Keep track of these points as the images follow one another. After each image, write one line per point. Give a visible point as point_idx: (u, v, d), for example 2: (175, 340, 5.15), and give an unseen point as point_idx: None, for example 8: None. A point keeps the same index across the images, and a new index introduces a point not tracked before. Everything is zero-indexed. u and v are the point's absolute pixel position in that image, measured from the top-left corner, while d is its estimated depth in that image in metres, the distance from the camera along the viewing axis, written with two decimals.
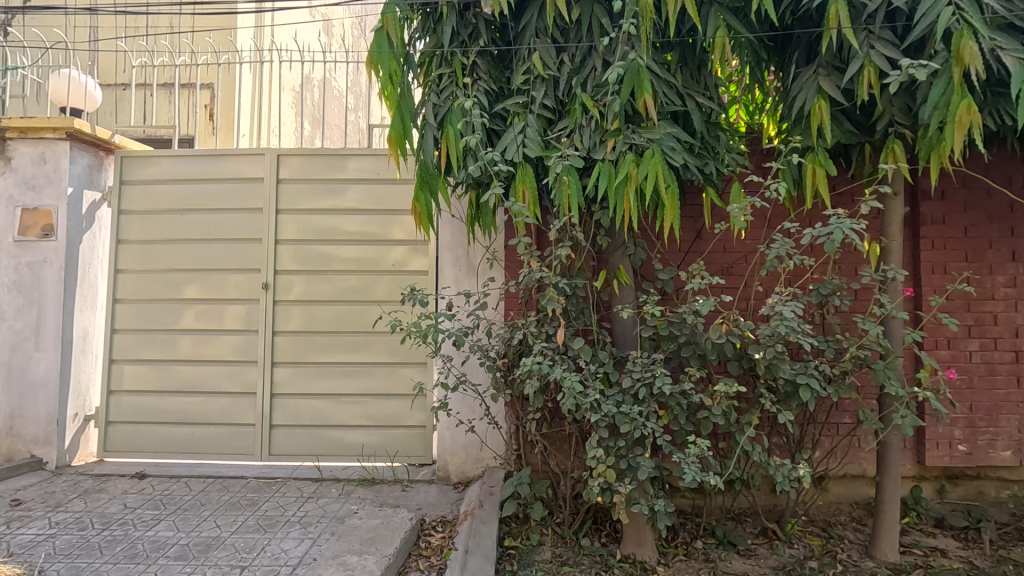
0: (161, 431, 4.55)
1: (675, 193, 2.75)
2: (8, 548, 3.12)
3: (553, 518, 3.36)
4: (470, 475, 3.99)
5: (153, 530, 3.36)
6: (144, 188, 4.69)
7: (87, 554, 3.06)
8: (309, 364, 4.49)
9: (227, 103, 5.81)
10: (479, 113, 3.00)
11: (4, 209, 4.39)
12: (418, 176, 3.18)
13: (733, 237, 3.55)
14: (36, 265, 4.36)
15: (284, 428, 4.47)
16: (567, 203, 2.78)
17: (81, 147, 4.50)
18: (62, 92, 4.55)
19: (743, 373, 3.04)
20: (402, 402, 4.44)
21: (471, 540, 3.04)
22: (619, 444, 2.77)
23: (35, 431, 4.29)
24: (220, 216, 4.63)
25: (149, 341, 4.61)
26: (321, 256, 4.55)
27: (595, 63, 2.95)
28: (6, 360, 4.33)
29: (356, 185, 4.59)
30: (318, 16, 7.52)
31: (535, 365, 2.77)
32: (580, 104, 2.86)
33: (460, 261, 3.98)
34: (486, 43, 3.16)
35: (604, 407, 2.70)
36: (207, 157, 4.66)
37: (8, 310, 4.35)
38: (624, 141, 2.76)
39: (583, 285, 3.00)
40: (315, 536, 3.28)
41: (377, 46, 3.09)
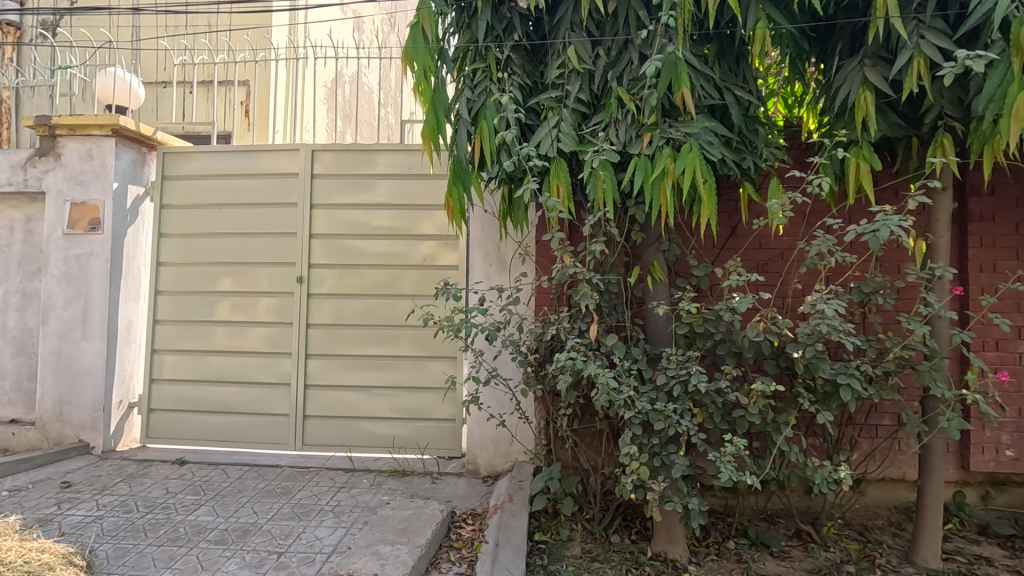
0: (199, 420, 4.69)
1: (713, 188, 2.70)
2: (59, 528, 3.26)
3: (583, 514, 3.36)
4: (499, 469, 4.03)
5: (194, 515, 3.48)
6: (184, 183, 4.82)
7: (133, 536, 3.18)
8: (341, 356, 4.57)
9: (262, 100, 5.95)
10: (514, 108, 2.99)
11: (54, 203, 4.57)
12: (452, 171, 3.20)
13: (770, 233, 3.48)
14: (84, 258, 4.53)
15: (317, 419, 4.56)
16: (602, 197, 2.75)
17: (126, 143, 4.66)
18: (107, 90, 4.69)
19: (780, 372, 2.99)
20: (432, 395, 4.48)
21: (502, 533, 3.06)
22: (652, 442, 2.75)
23: (82, 417, 4.47)
24: (256, 211, 4.73)
25: (189, 332, 4.75)
26: (353, 251, 4.62)
27: (631, 57, 2.91)
28: (56, 348, 4.52)
29: (386, 180, 4.63)
30: (349, 13, 7.60)
31: (569, 361, 2.73)
32: (615, 98, 2.84)
33: (491, 256, 4.00)
34: (521, 37, 3.14)
35: (638, 404, 2.67)
36: (243, 153, 4.77)
37: (58, 301, 4.54)
38: (661, 135, 2.73)
39: (616, 281, 2.98)
40: (348, 525, 3.35)
41: (413, 41, 3.11)
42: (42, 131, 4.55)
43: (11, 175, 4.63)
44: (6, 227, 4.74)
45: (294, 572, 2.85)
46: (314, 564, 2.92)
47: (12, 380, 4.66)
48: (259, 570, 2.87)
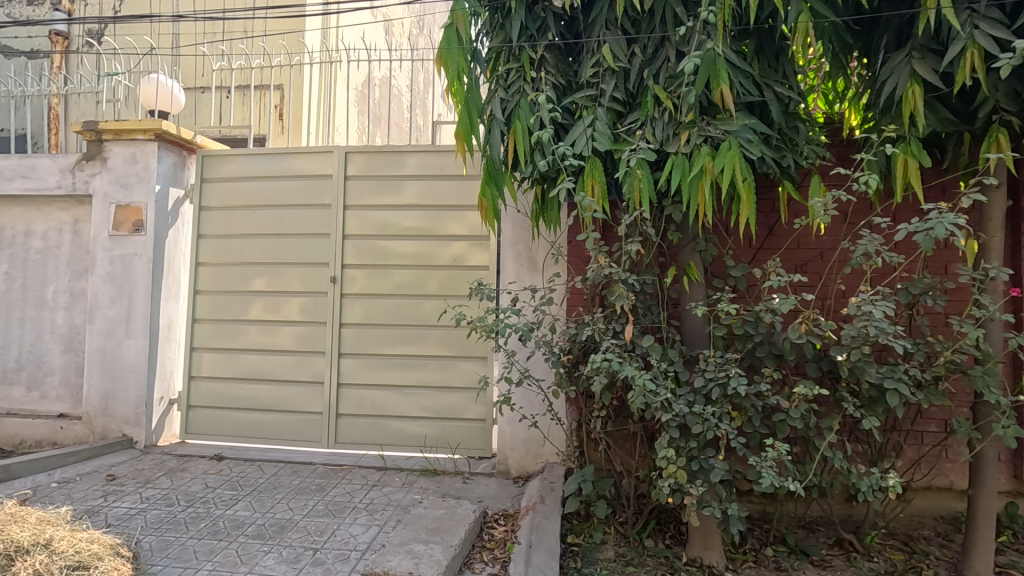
0: (235, 416, 4.79)
1: (752, 186, 2.64)
2: (106, 519, 3.37)
3: (616, 517, 3.32)
4: (530, 470, 4.02)
5: (232, 509, 3.56)
6: (221, 186, 4.94)
7: (175, 529, 3.27)
8: (373, 355, 4.62)
9: (296, 103, 6.07)
10: (549, 107, 2.97)
11: (100, 206, 4.74)
12: (485, 171, 3.21)
13: (811, 233, 3.39)
14: (127, 258, 4.68)
15: (349, 417, 4.62)
16: (638, 197, 2.72)
17: (168, 147, 4.80)
18: (150, 96, 4.83)
19: (822, 376, 2.90)
20: (462, 395, 4.49)
21: (535, 535, 3.04)
22: (690, 445, 2.69)
23: (126, 412, 4.62)
24: (291, 212, 4.81)
25: (225, 330, 4.86)
26: (384, 251, 4.66)
27: (667, 54, 2.87)
28: (101, 345, 4.68)
29: (415, 181, 4.67)
30: (380, 16, 7.68)
31: (604, 363, 2.69)
32: (652, 96, 2.81)
33: (522, 257, 4.00)
34: (555, 36, 3.13)
35: (675, 407, 2.62)
36: (277, 156, 4.86)
37: (103, 300, 4.70)
38: (699, 133, 2.68)
39: (651, 282, 2.94)
40: (381, 523, 3.38)
41: (447, 42, 3.12)
42: (90, 136, 4.72)
43: (60, 178, 4.81)
44: (56, 228, 4.93)
45: (330, 569, 2.89)
46: (349, 561, 2.96)
47: (60, 376, 4.84)
48: (295, 566, 2.92)
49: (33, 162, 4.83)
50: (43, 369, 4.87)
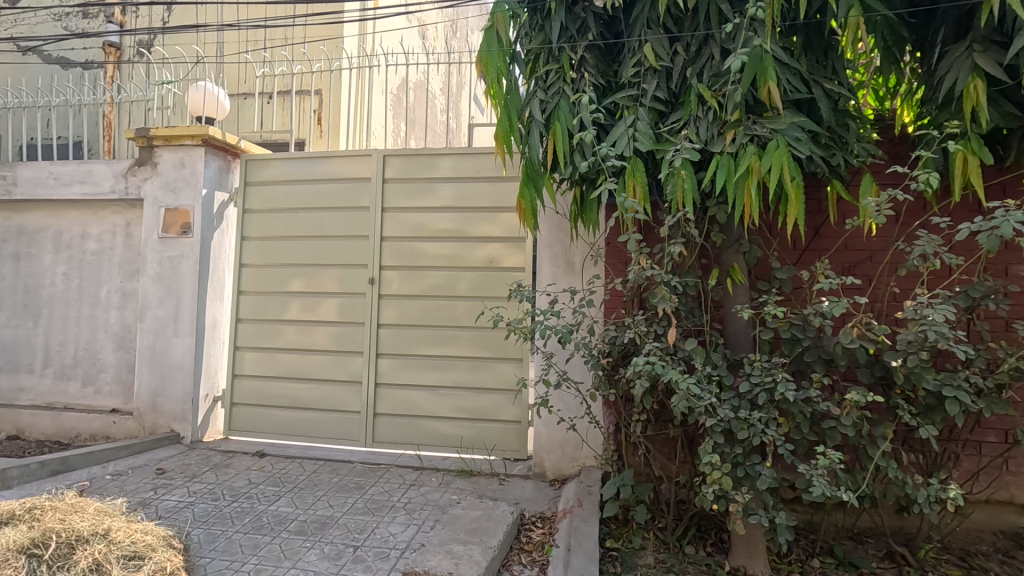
0: (276, 414, 4.91)
1: (801, 186, 2.57)
2: (157, 511, 3.50)
3: (655, 522, 3.27)
4: (567, 473, 4.01)
5: (275, 505, 3.64)
6: (263, 189, 5.07)
7: (222, 523, 3.37)
8: (410, 356, 4.66)
9: (335, 108, 6.18)
10: (590, 108, 2.95)
11: (150, 209, 4.93)
12: (524, 172, 3.21)
13: (862, 234, 3.27)
14: (176, 259, 4.85)
15: (387, 417, 4.67)
16: (682, 198, 2.68)
17: (214, 152, 4.96)
18: (197, 103, 5.00)
19: (874, 383, 2.80)
20: (497, 396, 4.49)
21: (573, 538, 3.01)
22: (735, 451, 2.62)
23: (173, 408, 4.78)
24: (330, 215, 4.91)
25: (266, 330, 4.98)
26: (420, 253, 4.71)
27: (711, 52, 2.82)
28: (151, 344, 4.86)
29: (448, 183, 4.70)
30: (415, 21, 7.78)
31: (646, 366, 2.65)
32: (695, 95, 2.76)
33: (559, 258, 3.99)
34: (596, 36, 3.10)
35: (720, 412, 2.56)
36: (317, 160, 4.96)
37: (153, 299, 4.88)
38: (745, 132, 2.61)
39: (694, 284, 2.89)
40: (420, 522, 3.42)
41: (487, 45, 3.17)
42: (142, 142, 4.93)
43: (114, 183, 5.02)
44: (110, 231, 5.15)
45: (371, 566, 2.93)
46: (389, 559, 2.99)
47: (113, 373, 5.05)
48: (337, 562, 2.96)
49: (89, 168, 5.05)
50: (97, 366, 5.09)
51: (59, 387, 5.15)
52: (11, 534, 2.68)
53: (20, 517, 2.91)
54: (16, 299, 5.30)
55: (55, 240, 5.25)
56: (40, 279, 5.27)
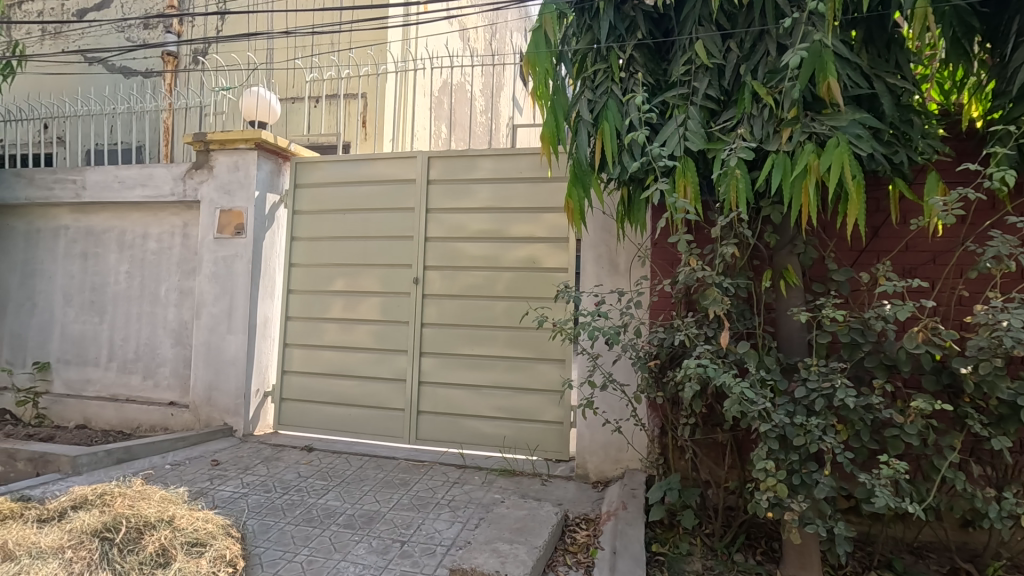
0: (322, 410, 5.04)
1: (862, 185, 2.48)
2: (214, 500, 3.64)
3: (702, 528, 3.21)
4: (609, 475, 3.99)
5: (324, 499, 3.74)
6: (312, 191, 5.21)
7: (274, 514, 3.48)
8: (451, 355, 4.71)
9: (378, 111, 6.30)
10: (639, 107, 2.92)
11: (207, 211, 5.13)
12: (572, 172, 3.21)
13: (926, 234, 3.13)
14: (230, 259, 5.04)
15: (429, 415, 4.74)
16: (735, 198, 2.62)
17: (266, 155, 5.12)
18: (250, 108, 5.18)
19: (941, 391, 2.67)
20: (539, 397, 4.48)
21: (619, 541, 2.98)
22: (791, 458, 2.54)
23: (227, 402, 4.97)
24: (375, 216, 5.01)
25: (313, 328, 5.13)
26: (462, 254, 4.75)
27: (767, 48, 2.74)
28: (206, 340, 5.06)
29: (487, 184, 4.73)
30: (456, 24, 7.85)
31: (697, 369, 2.60)
32: (750, 93, 2.70)
33: (602, 259, 3.98)
34: (645, 35, 3.06)
35: (775, 417, 2.49)
36: (362, 162, 5.07)
37: (208, 297, 5.08)
38: (803, 130, 2.53)
39: (746, 286, 2.82)
40: (464, 520, 3.45)
41: (535, 45, 3.17)
42: (199, 146, 5.15)
43: (173, 186, 5.25)
44: (168, 232, 5.39)
45: (418, 562, 2.97)
46: (435, 556, 3.04)
47: (171, 367, 5.28)
48: (385, 556, 3.02)
49: (150, 171, 5.30)
50: (156, 360, 5.33)
51: (122, 379, 5.43)
52: (86, 518, 2.86)
53: (92, 502, 3.10)
54: (84, 295, 5.61)
55: (119, 240, 5.53)
56: (105, 277, 5.56)
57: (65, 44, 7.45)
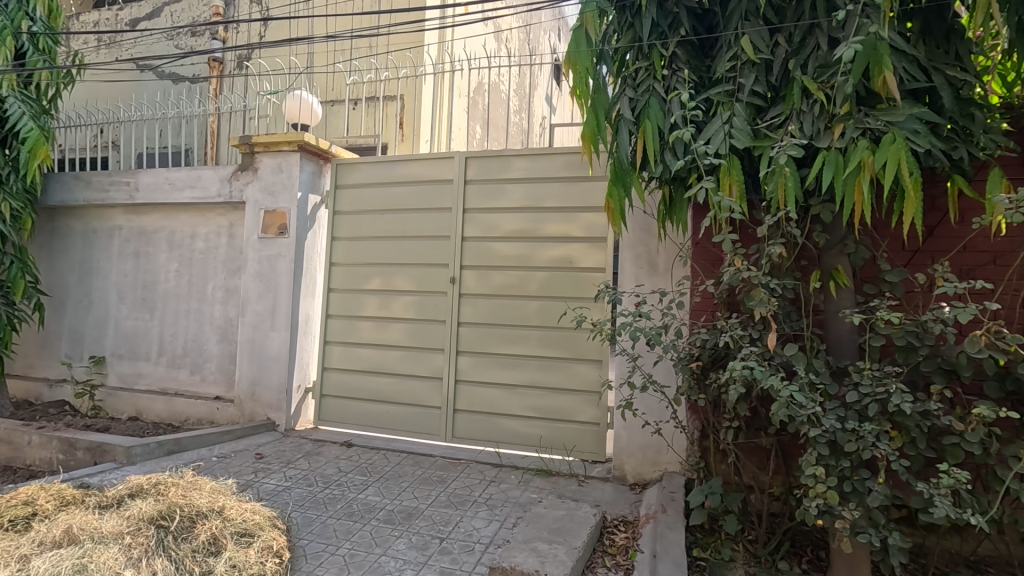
0: (361, 407, 5.13)
1: (919, 182, 2.39)
2: (259, 492, 3.75)
3: (745, 535, 3.13)
4: (647, 478, 3.95)
5: (364, 494, 3.81)
6: (353, 191, 5.32)
7: (316, 508, 3.56)
8: (487, 355, 4.73)
9: (414, 113, 6.36)
10: (682, 105, 2.87)
11: (252, 212, 5.29)
12: (613, 172, 3.18)
13: (988, 233, 2.99)
14: (274, 258, 5.18)
15: (466, 413, 4.77)
16: (784, 196, 2.56)
17: (308, 157, 5.25)
18: (293, 111, 5.31)
19: (1004, 398, 2.55)
20: (575, 397, 4.46)
21: (659, 544, 2.94)
22: (842, 464, 2.46)
23: (270, 397, 5.12)
24: (414, 216, 5.07)
25: (352, 327, 5.23)
26: (497, 254, 4.76)
27: (817, 42, 2.66)
28: (250, 336, 5.21)
29: (521, 184, 4.73)
30: (490, 26, 7.88)
31: (742, 370, 2.53)
32: (799, 89, 2.63)
33: (641, 259, 3.95)
34: (688, 31, 3.00)
35: (825, 422, 2.41)
36: (400, 163, 5.14)
37: (253, 295, 5.24)
38: (856, 126, 2.45)
39: (794, 287, 2.75)
40: (502, 519, 3.47)
41: (576, 45, 3.15)
42: (244, 149, 5.31)
43: (220, 188, 5.43)
44: (215, 232, 5.58)
45: (457, 559, 3.00)
46: (474, 553, 3.06)
47: (217, 363, 5.47)
48: (425, 552, 3.06)
49: (198, 174, 5.49)
50: (203, 356, 5.53)
51: (171, 374, 5.64)
52: (142, 506, 2.98)
53: (147, 492, 3.24)
54: (136, 293, 5.86)
55: (169, 239, 5.75)
56: (155, 276, 5.79)
57: (119, 52, 7.79)
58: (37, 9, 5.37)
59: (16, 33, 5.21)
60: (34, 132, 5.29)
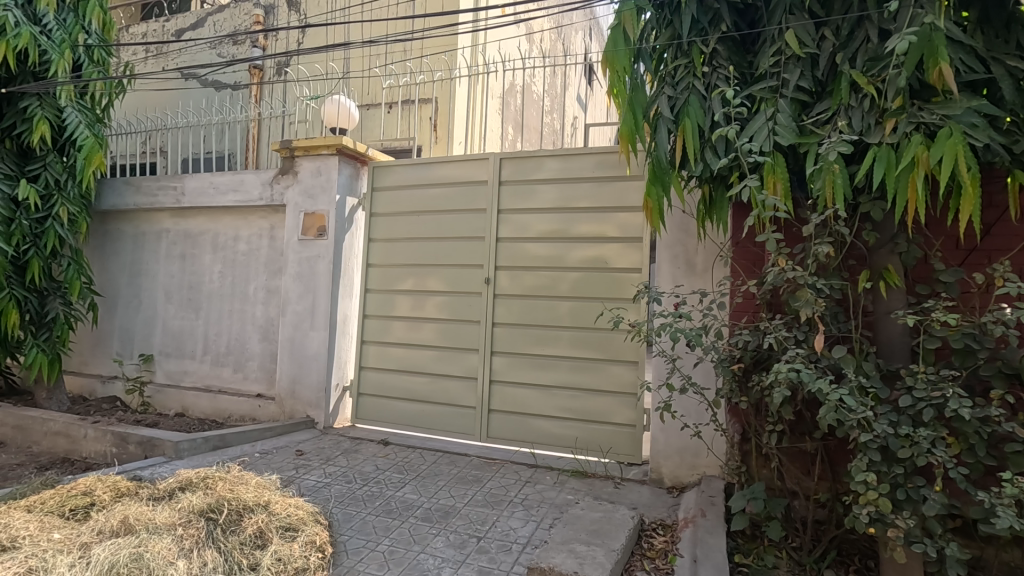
0: (397, 406, 5.20)
1: (978, 177, 2.29)
2: (301, 488, 3.85)
3: (788, 542, 3.04)
4: (685, 481, 3.89)
5: (401, 492, 3.86)
6: (389, 194, 5.40)
7: (356, 505, 3.63)
8: (521, 355, 4.73)
9: (447, 115, 6.42)
10: (723, 102, 2.82)
11: (292, 214, 5.42)
12: (651, 171, 3.15)
13: None
14: (313, 260, 5.30)
15: (501, 414, 4.78)
16: (832, 194, 2.49)
17: (346, 160, 5.36)
18: (332, 115, 5.41)
19: None
20: (611, 399, 4.42)
21: (699, 549, 2.88)
22: (895, 471, 2.37)
23: (310, 395, 5.24)
24: (449, 217, 5.11)
25: (388, 327, 5.31)
26: (530, 254, 4.76)
27: (867, 35, 2.58)
28: (290, 336, 5.35)
29: (553, 184, 4.72)
30: (521, 28, 7.89)
31: (788, 373, 2.46)
32: (847, 83, 2.56)
33: (678, 259, 3.89)
34: (729, 27, 2.95)
35: (876, 426, 2.33)
36: (435, 165, 5.20)
37: (293, 296, 5.37)
38: (909, 120, 2.36)
39: (841, 287, 2.67)
40: (539, 519, 3.47)
41: (613, 44, 3.13)
42: (285, 153, 5.45)
43: (262, 191, 5.59)
44: (257, 234, 5.74)
45: (495, 558, 3.01)
46: (512, 553, 3.07)
47: (258, 361, 5.63)
48: (463, 551, 3.08)
49: (241, 178, 5.67)
50: (245, 354, 5.69)
51: (215, 371, 5.83)
52: (193, 499, 3.10)
53: (196, 485, 3.37)
54: (183, 293, 6.07)
55: (213, 242, 5.94)
56: (200, 277, 5.99)
57: (166, 62, 8.11)
58: (92, 23, 5.64)
59: (74, 46, 5.44)
60: (90, 140, 5.59)
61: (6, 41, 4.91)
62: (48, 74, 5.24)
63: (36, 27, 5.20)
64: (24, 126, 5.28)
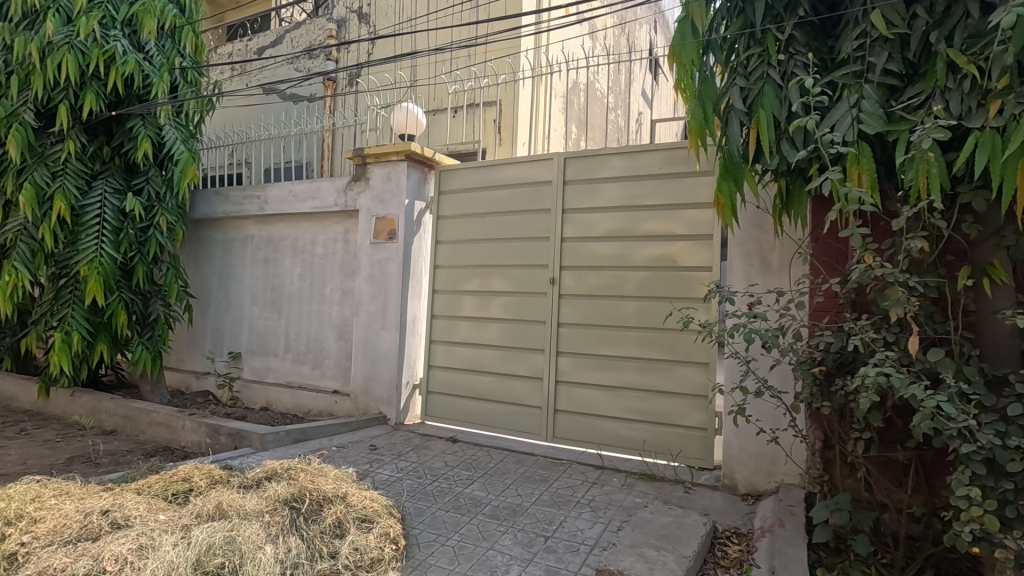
0: (465, 404, 5.30)
1: None
2: (375, 482, 4.01)
3: (877, 558, 2.83)
4: (761, 489, 3.73)
5: (469, 489, 3.94)
6: (455, 197, 5.53)
7: (426, 499, 3.74)
8: (587, 356, 4.70)
9: (510, 117, 6.48)
10: (801, 91, 2.68)
11: (364, 219, 5.65)
12: (722, 166, 3.03)
13: None
14: (384, 262, 5.51)
15: (566, 414, 4.77)
16: (926, 184, 2.31)
17: (414, 165, 5.53)
18: (401, 123, 5.60)
19: None
20: (681, 401, 4.30)
21: (777, 560, 2.74)
22: (1003, 487, 2.16)
23: (382, 393, 5.45)
24: (513, 218, 5.16)
25: (455, 326, 5.44)
26: (594, 254, 4.72)
27: (967, 10, 2.37)
28: (364, 335, 5.58)
29: (616, 183, 4.66)
30: (583, 26, 7.85)
31: (876, 377, 2.30)
32: (943, 64, 2.36)
33: (752, 256, 3.73)
34: (807, 12, 2.80)
35: (980, 437, 2.13)
36: (499, 167, 5.27)
37: (366, 297, 5.60)
38: (1018, 100, 2.15)
39: (938, 284, 2.47)
40: (606, 521, 3.43)
41: (680, 37, 3.03)
42: (358, 161, 5.69)
43: (337, 198, 5.87)
44: (332, 238, 6.04)
45: (563, 558, 3.01)
46: (579, 554, 3.06)
47: (335, 359, 5.91)
48: (530, 549, 3.11)
49: (318, 186, 5.98)
50: (323, 353, 6.00)
51: (295, 368, 6.18)
52: (278, 488, 3.31)
53: (281, 475, 3.59)
54: (266, 295, 6.48)
55: (293, 246, 6.30)
56: (281, 279, 6.37)
57: (249, 79, 8.71)
58: (186, 46, 6.12)
59: (171, 68, 5.95)
60: (185, 154, 6.10)
61: (115, 68, 5.44)
62: (150, 96, 5.75)
63: (141, 54, 5.72)
64: (130, 144, 5.83)
